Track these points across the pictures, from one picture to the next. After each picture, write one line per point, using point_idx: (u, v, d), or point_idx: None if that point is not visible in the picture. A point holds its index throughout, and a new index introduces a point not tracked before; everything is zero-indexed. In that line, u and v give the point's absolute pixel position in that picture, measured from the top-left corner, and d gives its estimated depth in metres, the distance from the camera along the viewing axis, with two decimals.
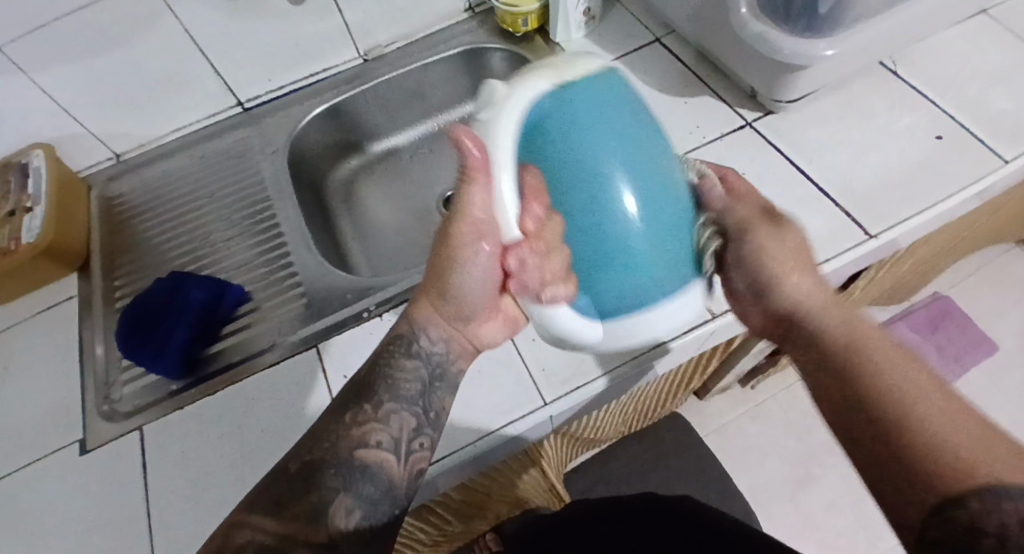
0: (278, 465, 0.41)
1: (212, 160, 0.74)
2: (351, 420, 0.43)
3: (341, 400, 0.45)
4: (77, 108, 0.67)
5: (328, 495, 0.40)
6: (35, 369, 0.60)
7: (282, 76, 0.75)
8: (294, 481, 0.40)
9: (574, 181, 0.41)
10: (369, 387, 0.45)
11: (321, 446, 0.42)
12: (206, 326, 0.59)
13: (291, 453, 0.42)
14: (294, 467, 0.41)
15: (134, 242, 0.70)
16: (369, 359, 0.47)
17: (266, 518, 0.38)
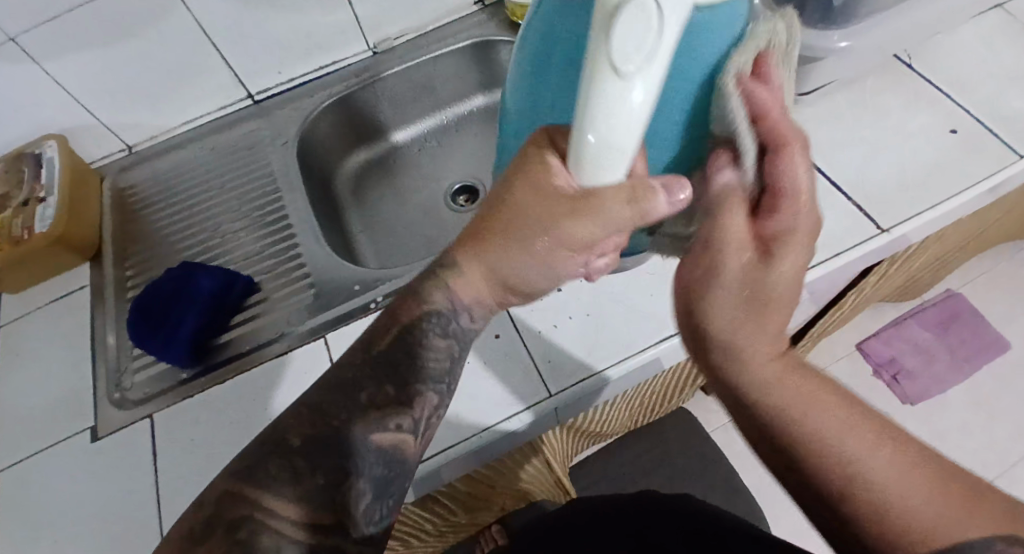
0: (277, 437, 0.39)
1: (223, 152, 0.75)
2: (363, 401, 0.41)
3: (354, 370, 0.42)
4: (89, 98, 0.68)
5: (333, 482, 0.38)
6: (48, 357, 0.61)
7: (292, 68, 0.75)
8: (296, 459, 0.38)
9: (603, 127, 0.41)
10: (393, 365, 0.43)
11: (328, 424, 0.39)
12: (216, 314, 0.59)
13: (292, 424, 0.40)
14: (299, 443, 0.39)
15: (146, 232, 0.70)
16: (392, 327, 0.44)
17: (262, 500, 0.37)
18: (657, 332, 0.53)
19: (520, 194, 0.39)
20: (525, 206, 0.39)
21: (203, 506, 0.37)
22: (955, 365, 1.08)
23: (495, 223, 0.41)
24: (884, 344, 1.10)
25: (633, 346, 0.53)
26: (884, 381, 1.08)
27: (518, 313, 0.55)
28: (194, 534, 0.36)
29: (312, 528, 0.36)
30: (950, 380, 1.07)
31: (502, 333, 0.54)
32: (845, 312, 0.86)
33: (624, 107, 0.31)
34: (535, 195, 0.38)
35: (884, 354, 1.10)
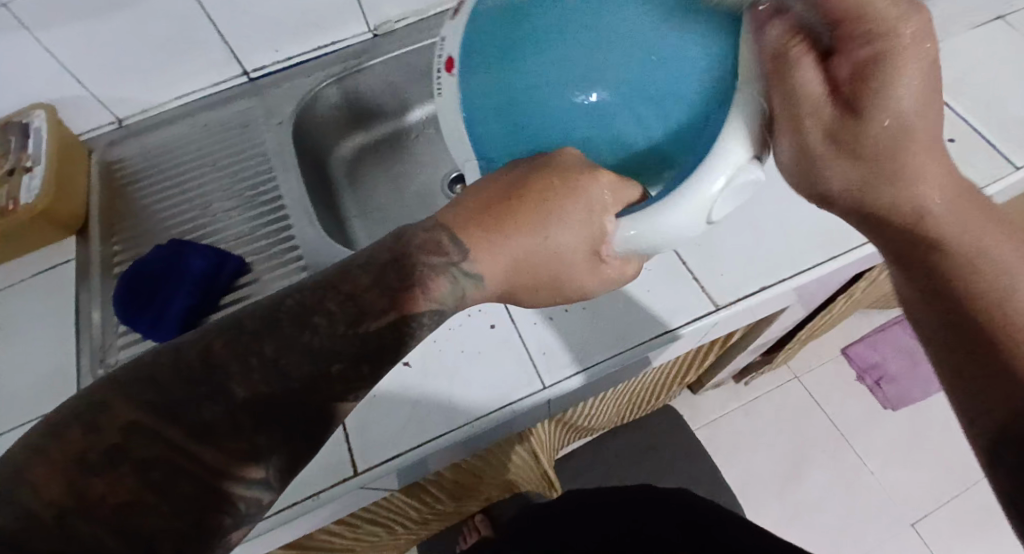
0: (218, 379, 0.32)
1: (216, 129, 0.73)
2: (328, 371, 0.33)
3: (329, 330, 0.34)
4: (80, 70, 0.66)
5: (262, 456, 0.32)
6: (29, 334, 0.60)
7: (289, 46, 0.74)
8: (237, 415, 0.32)
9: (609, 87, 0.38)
10: (375, 343, 0.34)
11: (283, 385, 0.33)
12: (205, 295, 0.58)
13: (234, 362, 0.33)
14: (243, 398, 0.32)
15: (133, 208, 0.69)
16: (384, 315, 0.35)
17: (182, 460, 0.31)
18: (652, 329, 0.53)
19: (566, 209, 0.38)
20: (564, 224, 0.39)
21: (102, 436, 0.30)
22: None
23: (519, 223, 0.38)
24: (867, 348, 1.20)
25: (627, 341, 0.52)
26: (867, 385, 1.18)
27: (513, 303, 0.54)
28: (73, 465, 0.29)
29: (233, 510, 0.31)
30: (933, 387, 1.17)
31: (497, 322, 0.53)
32: (833, 315, 0.87)
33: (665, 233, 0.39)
34: (583, 215, 0.38)
35: (869, 358, 1.19)
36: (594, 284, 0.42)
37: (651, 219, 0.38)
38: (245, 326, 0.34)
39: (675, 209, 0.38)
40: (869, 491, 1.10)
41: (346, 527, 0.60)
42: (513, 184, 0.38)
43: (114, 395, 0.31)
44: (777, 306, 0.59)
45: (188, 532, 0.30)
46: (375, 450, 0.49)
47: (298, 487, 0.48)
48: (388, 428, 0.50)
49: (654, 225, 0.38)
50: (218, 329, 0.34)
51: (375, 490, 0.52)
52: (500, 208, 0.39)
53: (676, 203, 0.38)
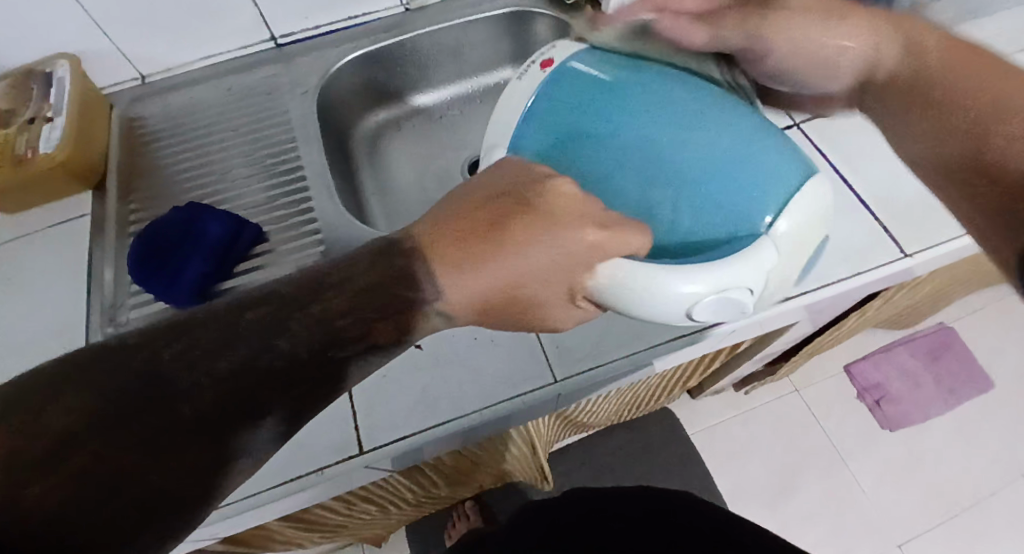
0: (172, 392, 0.28)
1: (240, 94, 0.73)
2: (307, 372, 0.30)
3: (296, 356, 0.30)
4: (107, 22, 0.65)
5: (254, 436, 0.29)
6: (40, 286, 0.59)
7: (319, 16, 0.73)
8: (179, 435, 0.28)
9: (663, 148, 0.46)
10: (333, 367, 0.31)
11: (255, 385, 0.29)
12: (222, 263, 0.58)
13: (191, 375, 0.28)
14: (208, 403, 0.28)
15: (151, 167, 0.68)
16: (358, 345, 0.31)
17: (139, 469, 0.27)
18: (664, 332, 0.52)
19: (552, 235, 0.36)
20: (541, 256, 0.36)
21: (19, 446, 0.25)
22: (937, 395, 1.18)
23: (495, 253, 0.35)
24: (871, 368, 1.20)
25: (642, 341, 0.52)
26: (867, 405, 1.17)
27: None
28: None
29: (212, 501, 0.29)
30: (932, 410, 1.17)
31: None
32: (843, 332, 0.86)
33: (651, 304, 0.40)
34: (563, 253, 0.36)
35: (872, 378, 1.19)
36: (563, 318, 0.41)
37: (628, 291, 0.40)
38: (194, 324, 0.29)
39: (659, 287, 0.39)
40: (861, 510, 1.10)
41: (341, 504, 0.60)
42: (490, 215, 0.36)
43: (46, 401, 0.26)
44: (790, 319, 0.58)
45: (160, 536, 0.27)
46: (381, 431, 0.49)
47: (301, 462, 0.48)
48: (396, 410, 0.49)
49: (630, 300, 0.40)
50: (169, 331, 0.29)
51: (375, 471, 0.51)
52: (485, 227, 0.35)
53: (652, 278, 0.39)
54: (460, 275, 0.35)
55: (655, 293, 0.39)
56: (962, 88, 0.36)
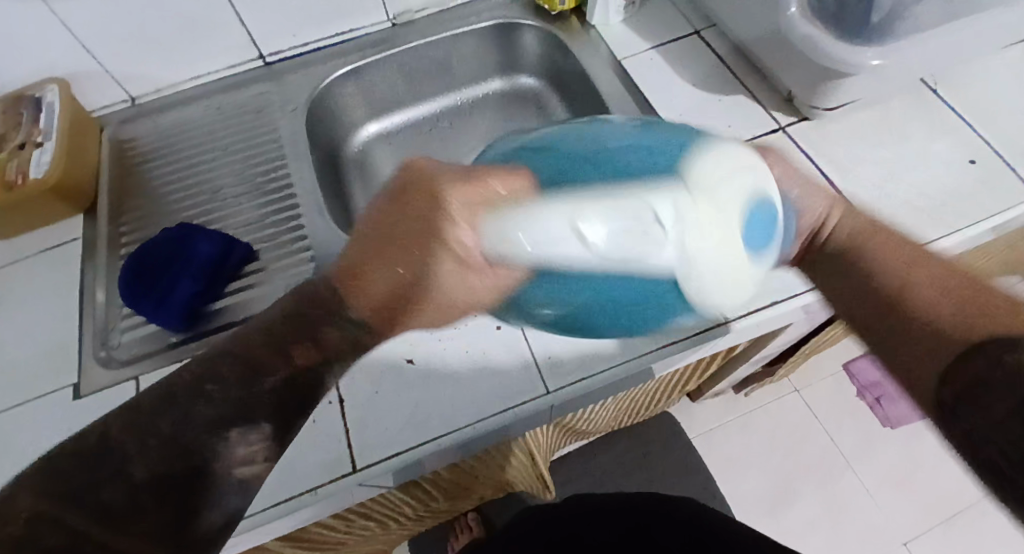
0: (121, 462, 0.34)
1: (229, 113, 0.73)
2: (268, 399, 0.37)
3: (225, 403, 0.36)
4: (94, 44, 0.65)
5: (234, 442, 0.36)
6: (33, 309, 0.59)
7: (307, 32, 0.73)
8: (138, 496, 0.34)
9: (565, 147, 0.38)
10: (259, 402, 0.37)
11: (217, 414, 0.36)
12: (212, 282, 0.58)
13: (140, 446, 0.35)
14: (180, 442, 0.35)
15: (142, 189, 0.68)
16: (282, 368, 0.38)
17: (144, 501, 0.34)
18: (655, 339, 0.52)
19: (427, 214, 0.35)
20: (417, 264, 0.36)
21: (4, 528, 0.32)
22: None
23: (387, 246, 0.36)
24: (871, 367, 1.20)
25: (631, 351, 0.52)
26: (867, 404, 1.17)
27: None
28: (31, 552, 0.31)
29: (216, 514, 0.36)
30: None
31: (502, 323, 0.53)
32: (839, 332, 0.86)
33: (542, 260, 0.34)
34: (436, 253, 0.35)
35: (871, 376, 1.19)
36: (484, 294, 0.37)
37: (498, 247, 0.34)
38: (171, 390, 0.36)
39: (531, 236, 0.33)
40: (863, 510, 1.10)
41: (340, 521, 0.60)
42: (385, 223, 0.36)
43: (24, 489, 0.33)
44: (782, 325, 0.58)
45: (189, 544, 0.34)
46: (375, 447, 0.49)
47: (296, 482, 0.48)
48: (390, 427, 0.49)
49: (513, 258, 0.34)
50: (122, 414, 0.36)
51: (371, 488, 0.51)
52: (374, 232, 0.37)
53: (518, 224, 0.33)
54: (362, 284, 0.37)
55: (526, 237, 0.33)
56: (887, 269, 0.41)
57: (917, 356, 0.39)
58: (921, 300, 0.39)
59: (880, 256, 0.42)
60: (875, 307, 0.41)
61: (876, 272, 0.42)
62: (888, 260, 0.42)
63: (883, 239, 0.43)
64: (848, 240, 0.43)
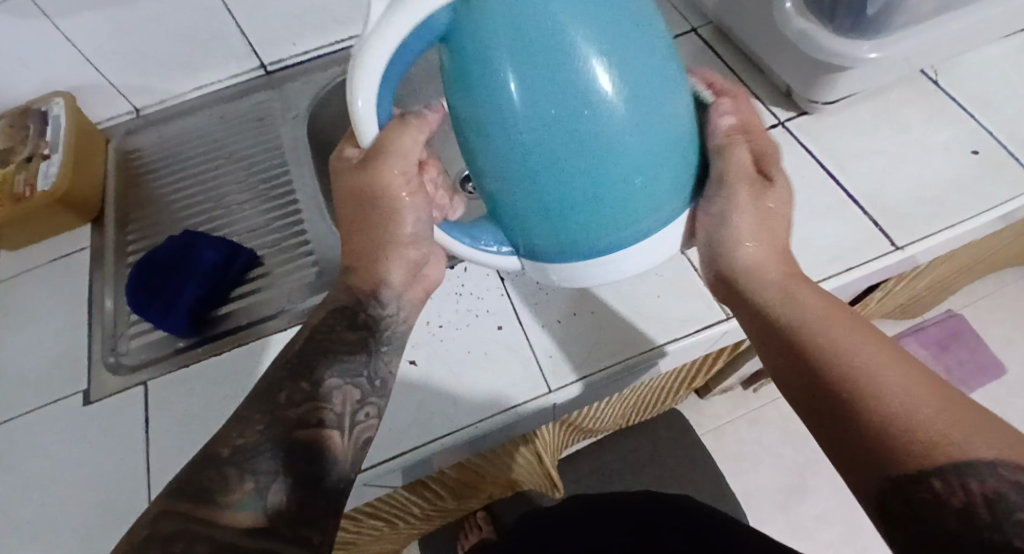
0: (210, 451, 0.37)
1: (231, 121, 0.74)
2: (318, 365, 0.43)
3: (293, 387, 0.41)
4: (99, 58, 0.67)
5: (304, 416, 0.40)
6: (45, 318, 0.61)
7: (307, 40, 0.74)
8: (226, 469, 0.36)
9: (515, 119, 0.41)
10: (310, 365, 0.43)
11: (284, 396, 0.40)
12: (217, 286, 0.58)
13: (223, 436, 0.38)
14: (255, 422, 0.38)
15: (148, 197, 0.69)
16: (300, 336, 0.45)
17: (228, 482, 0.36)
18: (658, 336, 0.52)
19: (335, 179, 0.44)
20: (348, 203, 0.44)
21: (133, 531, 0.33)
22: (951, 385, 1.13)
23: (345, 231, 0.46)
24: None
25: (633, 351, 0.52)
26: None
27: (519, 304, 0.55)
28: (135, 546, 0.32)
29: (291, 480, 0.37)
30: None
31: (505, 324, 0.54)
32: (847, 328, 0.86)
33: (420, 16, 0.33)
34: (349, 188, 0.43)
35: None
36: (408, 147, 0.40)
37: (381, 36, 0.32)
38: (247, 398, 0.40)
39: (396, 13, 0.32)
40: None
41: (349, 522, 0.60)
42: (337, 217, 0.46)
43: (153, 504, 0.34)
44: None
45: (280, 515, 0.36)
46: (380, 447, 0.49)
47: None
48: (395, 427, 0.50)
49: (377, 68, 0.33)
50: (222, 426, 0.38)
51: (379, 488, 0.52)
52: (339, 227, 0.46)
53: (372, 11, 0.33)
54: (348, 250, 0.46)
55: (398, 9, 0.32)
56: (842, 346, 0.37)
57: (864, 461, 0.33)
58: (882, 388, 0.34)
59: (842, 338, 0.37)
60: (826, 390, 0.36)
61: (830, 351, 0.37)
62: (850, 340, 0.37)
63: (845, 320, 0.38)
64: (804, 317, 0.39)
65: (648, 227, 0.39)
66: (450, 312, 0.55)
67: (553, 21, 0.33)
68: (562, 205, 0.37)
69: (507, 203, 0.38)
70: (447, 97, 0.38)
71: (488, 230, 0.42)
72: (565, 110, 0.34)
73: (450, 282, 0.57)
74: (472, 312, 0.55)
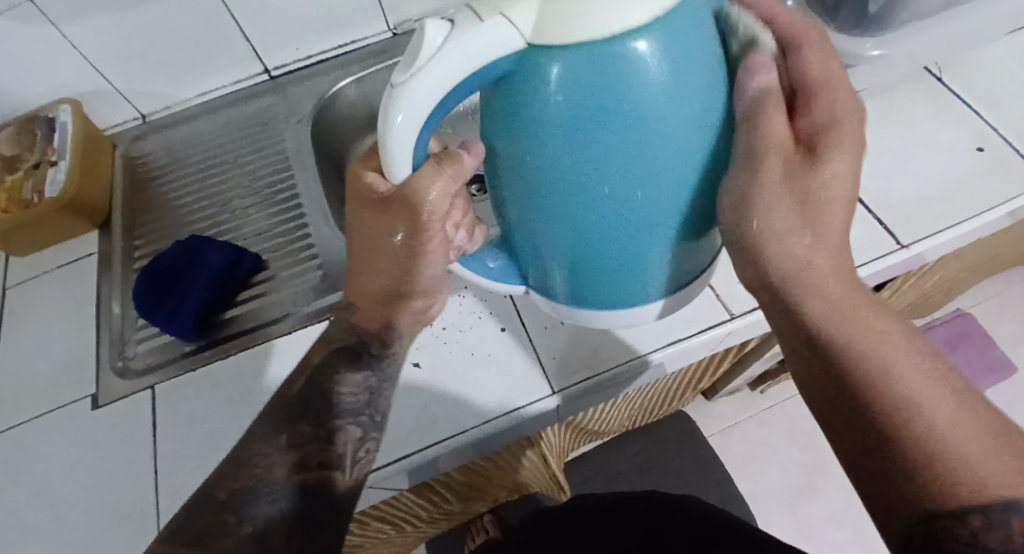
0: (209, 493, 0.41)
1: (236, 127, 0.74)
2: (318, 408, 0.45)
3: (292, 430, 0.44)
4: (104, 64, 0.67)
5: (298, 458, 0.43)
6: (52, 323, 0.61)
7: (310, 45, 0.74)
8: (223, 514, 0.40)
9: None
10: (310, 405, 0.45)
11: (280, 439, 0.43)
12: (223, 291, 0.59)
13: (221, 479, 0.42)
14: (251, 466, 0.42)
15: (154, 203, 0.70)
16: (303, 373, 0.47)
17: (225, 526, 0.40)
18: (662, 337, 0.52)
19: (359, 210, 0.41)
20: (368, 234, 0.42)
21: None
22: None
23: (359, 257, 0.44)
24: None
25: (634, 352, 0.52)
26: None
27: (522, 305, 0.55)
28: None
29: (279, 523, 0.41)
30: None
31: (507, 326, 0.54)
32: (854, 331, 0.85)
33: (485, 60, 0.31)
34: (374, 221, 0.41)
35: None
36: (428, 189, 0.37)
37: (419, 85, 0.30)
38: (247, 442, 0.43)
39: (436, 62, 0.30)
40: None
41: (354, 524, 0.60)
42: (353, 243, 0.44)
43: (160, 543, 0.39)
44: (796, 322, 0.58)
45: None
46: (385, 449, 0.50)
47: None
48: (398, 430, 0.50)
49: (412, 119, 0.31)
50: (223, 470, 0.42)
51: (383, 490, 0.52)
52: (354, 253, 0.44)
53: (423, 41, 0.30)
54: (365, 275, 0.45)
55: (454, 47, 0.30)
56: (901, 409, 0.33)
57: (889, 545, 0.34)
58: None
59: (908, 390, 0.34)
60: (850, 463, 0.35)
61: (885, 400, 0.34)
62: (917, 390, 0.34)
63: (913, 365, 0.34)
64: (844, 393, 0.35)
65: (662, 278, 0.40)
66: (454, 315, 0.55)
67: (636, 86, 0.32)
68: (592, 256, 0.38)
69: (528, 241, 0.40)
70: (486, 130, 0.36)
71: (494, 251, 0.43)
72: (625, 177, 0.34)
73: (453, 285, 0.57)
74: (477, 314, 0.55)
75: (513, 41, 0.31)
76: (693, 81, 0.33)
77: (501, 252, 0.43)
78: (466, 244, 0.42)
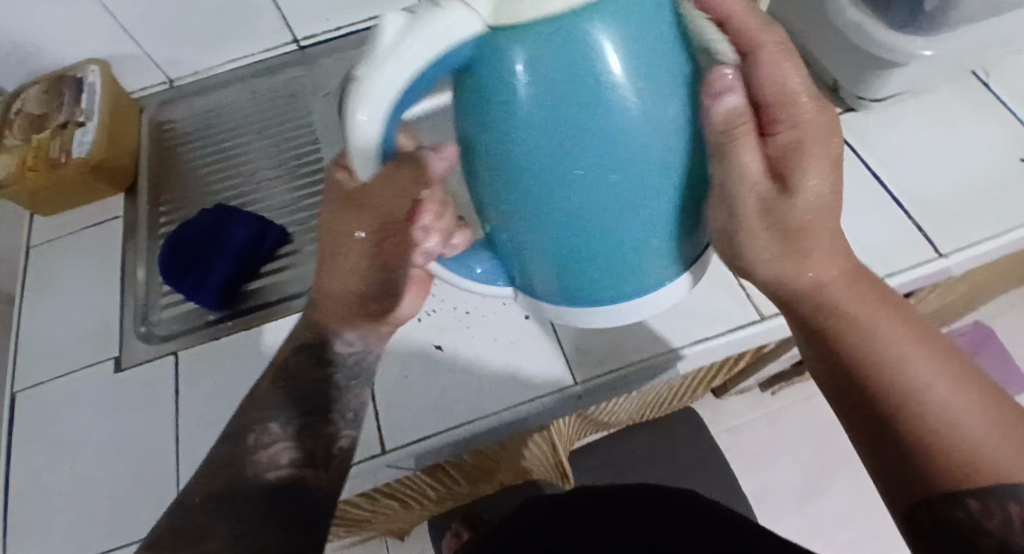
0: (184, 499, 0.40)
1: (263, 97, 0.74)
2: (287, 406, 0.44)
3: (260, 431, 0.43)
4: (134, 28, 0.67)
5: (271, 458, 0.42)
6: (78, 285, 0.62)
7: (341, 16, 0.73)
8: (203, 514, 0.39)
9: None
10: (276, 401, 0.44)
11: (250, 440, 0.42)
12: (247, 264, 0.59)
13: (197, 484, 0.41)
14: (223, 469, 0.41)
15: (180, 170, 0.70)
16: (268, 375, 0.45)
17: (207, 525, 0.39)
18: (692, 332, 0.52)
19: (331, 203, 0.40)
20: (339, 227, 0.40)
21: None
22: None
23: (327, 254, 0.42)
24: None
25: (661, 346, 0.51)
26: None
27: None
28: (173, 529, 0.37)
29: (267, 519, 0.40)
30: None
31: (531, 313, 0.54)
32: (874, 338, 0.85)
33: (441, 47, 0.30)
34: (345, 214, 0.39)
35: None
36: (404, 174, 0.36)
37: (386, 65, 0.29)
38: (216, 450, 0.42)
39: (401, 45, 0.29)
40: None
41: (366, 500, 0.61)
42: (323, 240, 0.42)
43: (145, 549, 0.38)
44: None
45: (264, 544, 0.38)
46: (405, 429, 0.50)
47: None
48: (419, 410, 0.51)
49: (385, 102, 0.30)
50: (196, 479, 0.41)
51: (398, 470, 0.52)
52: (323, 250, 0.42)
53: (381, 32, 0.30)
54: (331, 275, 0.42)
55: (410, 34, 0.29)
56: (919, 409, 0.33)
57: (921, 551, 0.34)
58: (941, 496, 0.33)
59: (909, 366, 0.34)
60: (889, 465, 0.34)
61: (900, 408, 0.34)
62: (917, 369, 0.34)
63: (919, 349, 0.34)
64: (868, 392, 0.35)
65: (659, 270, 0.38)
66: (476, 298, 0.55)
67: (596, 71, 0.31)
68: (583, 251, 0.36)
69: (515, 243, 0.38)
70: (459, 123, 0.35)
71: (480, 256, 0.42)
72: (600, 164, 0.33)
73: None
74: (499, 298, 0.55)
75: (470, 28, 0.30)
76: (660, 65, 0.32)
77: (488, 257, 0.42)
78: (439, 248, 0.41)
